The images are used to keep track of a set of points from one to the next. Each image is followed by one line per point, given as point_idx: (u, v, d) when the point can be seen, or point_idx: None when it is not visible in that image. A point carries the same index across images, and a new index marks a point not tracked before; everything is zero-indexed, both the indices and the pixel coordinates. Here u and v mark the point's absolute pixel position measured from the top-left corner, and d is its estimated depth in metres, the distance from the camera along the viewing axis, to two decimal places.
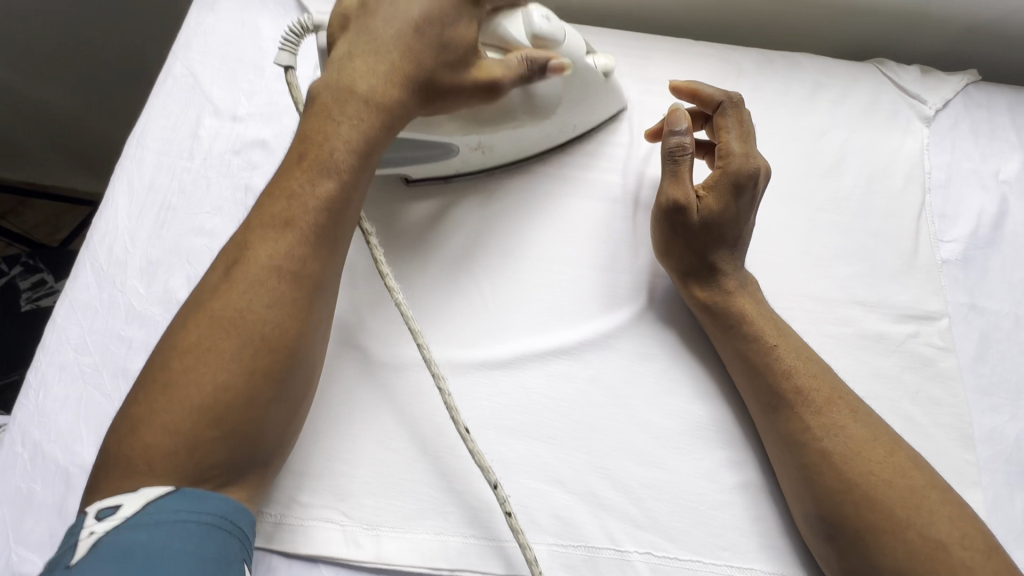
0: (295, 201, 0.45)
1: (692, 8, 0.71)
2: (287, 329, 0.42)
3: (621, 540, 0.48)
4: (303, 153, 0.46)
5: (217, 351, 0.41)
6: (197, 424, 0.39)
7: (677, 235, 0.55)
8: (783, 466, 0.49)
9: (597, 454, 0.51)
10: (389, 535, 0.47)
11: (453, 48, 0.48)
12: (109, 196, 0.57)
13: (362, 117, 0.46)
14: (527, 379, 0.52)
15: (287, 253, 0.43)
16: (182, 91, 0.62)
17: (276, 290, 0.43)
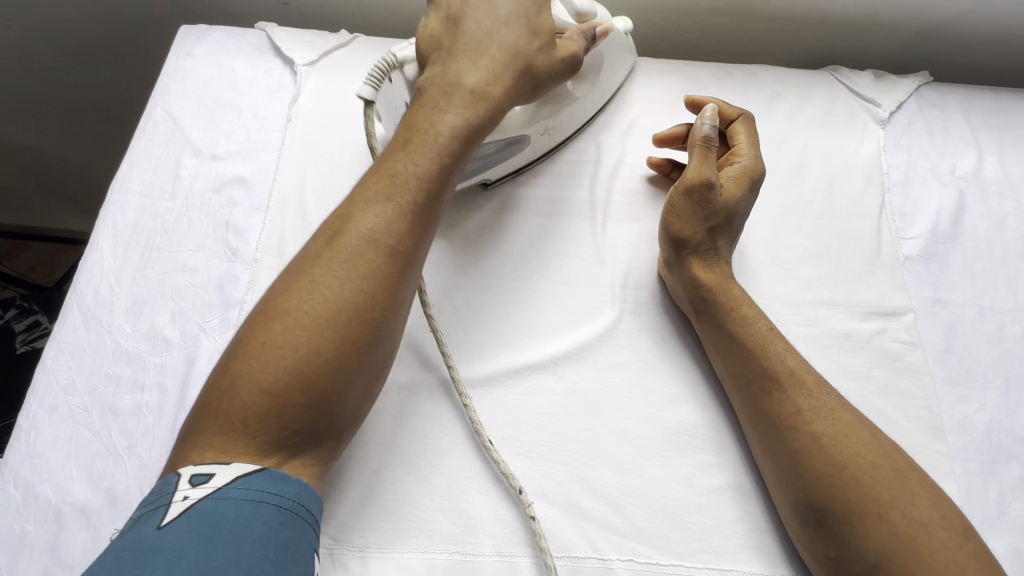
0: (398, 178, 0.48)
1: (651, 26, 0.74)
2: (380, 302, 0.44)
3: (603, 549, 0.49)
4: (409, 135, 0.49)
5: (315, 318, 0.42)
6: (293, 389, 0.40)
7: (695, 212, 0.58)
8: (767, 460, 0.50)
9: (578, 464, 0.52)
10: (376, 555, 0.48)
11: (542, 37, 0.55)
12: (94, 239, 0.59)
13: (465, 105, 0.51)
14: (503, 396, 0.54)
15: (388, 226, 0.46)
16: (162, 135, 0.64)
17: (373, 261, 0.45)
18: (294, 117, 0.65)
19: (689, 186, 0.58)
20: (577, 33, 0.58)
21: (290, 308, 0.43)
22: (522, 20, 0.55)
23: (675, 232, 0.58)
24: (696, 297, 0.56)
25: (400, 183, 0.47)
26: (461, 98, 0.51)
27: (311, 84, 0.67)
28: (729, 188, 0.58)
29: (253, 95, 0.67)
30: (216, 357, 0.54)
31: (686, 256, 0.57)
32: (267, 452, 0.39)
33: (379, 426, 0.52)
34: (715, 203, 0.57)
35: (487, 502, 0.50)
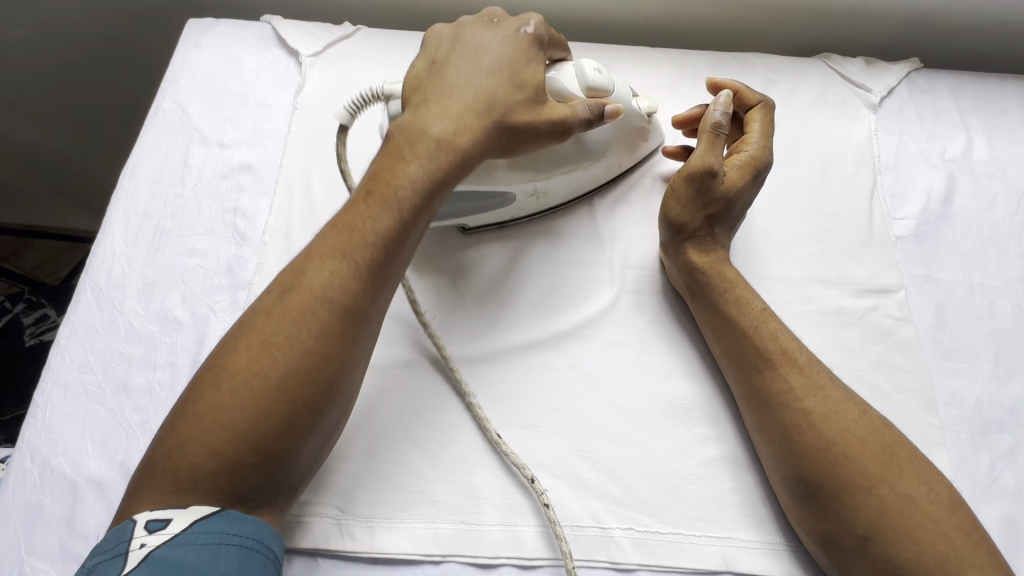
0: (357, 235, 0.47)
1: (647, 16, 0.75)
2: (332, 362, 0.43)
3: (604, 518, 0.50)
4: (371, 189, 0.49)
5: (264, 377, 0.42)
6: (241, 448, 0.40)
7: (697, 198, 0.58)
8: (761, 432, 0.52)
9: (579, 438, 0.53)
10: (382, 525, 0.49)
11: (524, 88, 0.53)
12: (106, 225, 0.61)
13: (429, 158, 0.49)
14: (504, 373, 0.55)
15: (340, 284, 0.45)
16: (172, 123, 0.66)
17: (324, 322, 0.44)
18: (299, 106, 0.66)
19: (692, 172, 0.58)
20: (584, 105, 0.54)
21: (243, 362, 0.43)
22: (508, 74, 0.53)
23: (674, 215, 0.59)
24: (692, 279, 0.57)
25: (356, 239, 0.46)
26: (424, 154, 0.50)
27: (316, 74, 0.69)
28: (733, 177, 0.59)
29: (259, 85, 0.69)
30: None
31: (684, 239, 0.58)
32: (221, 505, 0.40)
33: (384, 403, 0.54)
34: (715, 192, 0.58)
35: (489, 476, 0.51)
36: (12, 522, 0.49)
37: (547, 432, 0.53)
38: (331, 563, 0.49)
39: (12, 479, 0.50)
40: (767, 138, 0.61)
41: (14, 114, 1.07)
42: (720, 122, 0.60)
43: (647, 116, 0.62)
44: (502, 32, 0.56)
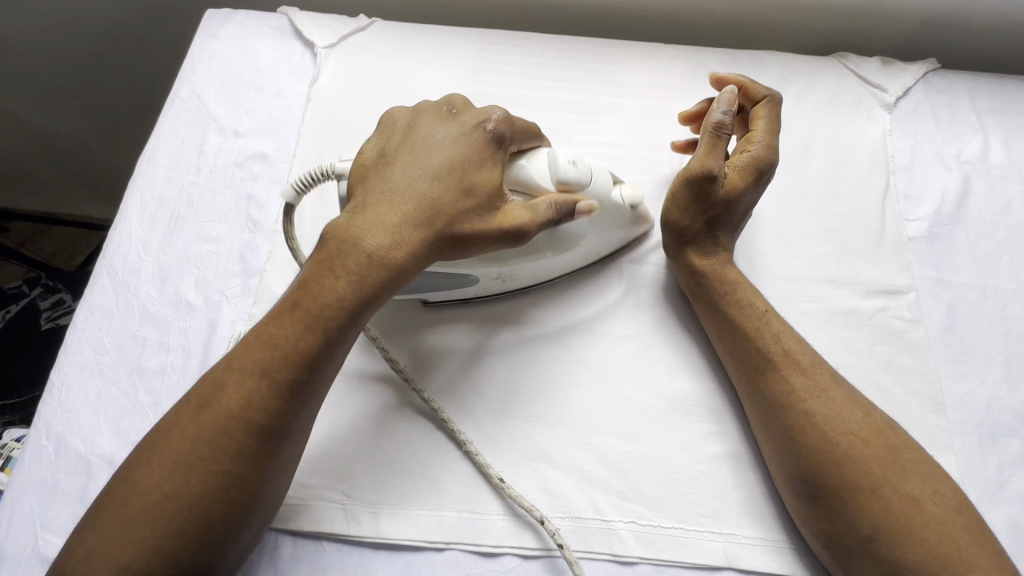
0: (280, 350, 0.43)
1: (662, 12, 0.75)
2: (249, 483, 0.41)
3: (607, 510, 0.51)
4: (298, 301, 0.45)
5: (176, 497, 0.40)
6: (148, 569, 0.38)
7: (699, 205, 0.57)
8: (763, 431, 0.52)
9: (582, 432, 0.53)
10: (387, 512, 0.50)
11: (474, 193, 0.48)
12: (123, 210, 0.62)
13: (359, 271, 0.45)
14: (506, 367, 0.55)
15: (258, 407, 0.42)
16: (188, 112, 0.67)
17: (241, 444, 0.41)
18: (313, 97, 0.67)
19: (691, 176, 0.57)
20: (544, 204, 0.49)
21: (154, 480, 0.40)
22: (460, 179, 0.49)
23: (676, 221, 0.58)
24: (693, 282, 0.57)
25: (279, 358, 0.43)
26: (357, 268, 0.45)
27: (331, 65, 0.69)
28: (734, 179, 0.57)
29: (275, 76, 0.69)
30: (237, 323, 0.56)
31: (685, 246, 0.58)
32: None
33: (388, 394, 0.54)
34: (717, 197, 0.57)
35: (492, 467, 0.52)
36: (27, 497, 0.50)
37: (550, 425, 0.53)
38: (336, 547, 0.49)
39: (28, 456, 0.52)
40: (770, 136, 0.60)
41: (36, 103, 1.09)
42: (723, 120, 0.57)
43: (630, 208, 0.58)
44: (460, 127, 0.51)
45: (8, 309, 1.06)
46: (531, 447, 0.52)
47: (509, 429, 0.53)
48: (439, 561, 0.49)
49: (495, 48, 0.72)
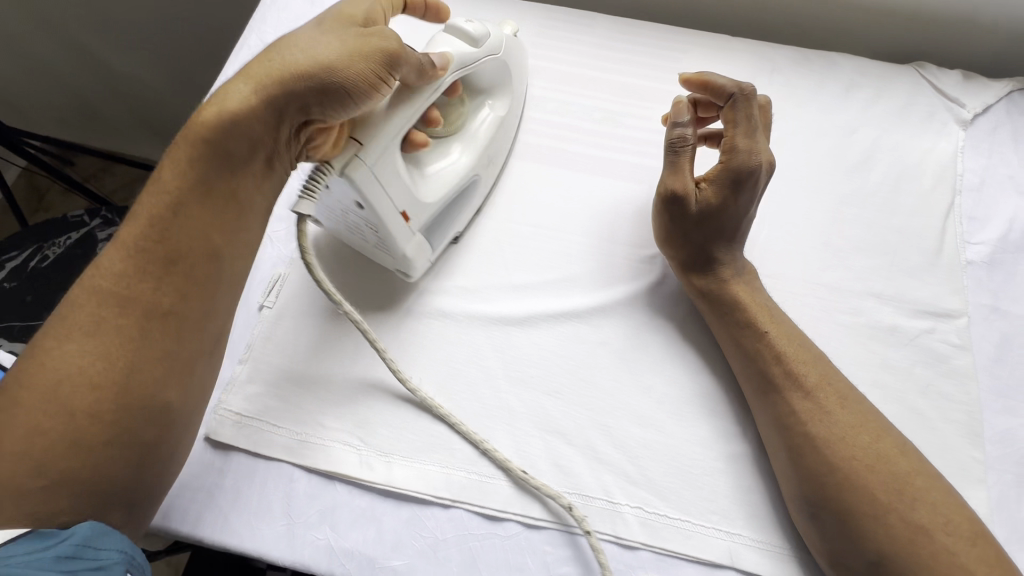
0: (144, 226, 0.47)
1: (733, 5, 0.73)
2: (110, 356, 0.44)
3: (614, 493, 0.51)
4: (160, 177, 0.48)
5: (54, 388, 0.42)
6: (14, 469, 0.39)
7: (677, 228, 0.56)
8: (773, 441, 0.50)
9: (596, 413, 0.53)
10: (399, 462, 0.51)
11: (327, 27, 0.49)
12: None
13: (185, 147, 0.48)
14: (523, 339, 0.56)
15: (111, 279, 0.45)
16: None
17: (100, 317, 0.44)
18: None
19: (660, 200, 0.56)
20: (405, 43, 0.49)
21: (36, 395, 0.42)
22: (326, 27, 0.49)
23: (665, 242, 0.58)
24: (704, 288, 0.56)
25: (147, 233, 0.46)
26: (207, 126, 0.47)
27: None
28: (709, 198, 0.55)
29: None
30: (278, 266, 0.59)
31: (682, 262, 0.57)
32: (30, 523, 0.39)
33: (412, 351, 0.55)
34: (692, 218, 0.55)
35: (503, 433, 0.52)
36: None
37: (564, 403, 0.53)
38: (346, 490, 0.51)
39: None
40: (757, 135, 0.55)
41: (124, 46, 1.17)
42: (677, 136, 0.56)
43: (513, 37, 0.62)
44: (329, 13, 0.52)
45: (69, 236, 1.12)
46: (544, 421, 0.53)
47: (523, 398, 0.54)
48: (443, 517, 0.50)
49: (557, 25, 0.71)
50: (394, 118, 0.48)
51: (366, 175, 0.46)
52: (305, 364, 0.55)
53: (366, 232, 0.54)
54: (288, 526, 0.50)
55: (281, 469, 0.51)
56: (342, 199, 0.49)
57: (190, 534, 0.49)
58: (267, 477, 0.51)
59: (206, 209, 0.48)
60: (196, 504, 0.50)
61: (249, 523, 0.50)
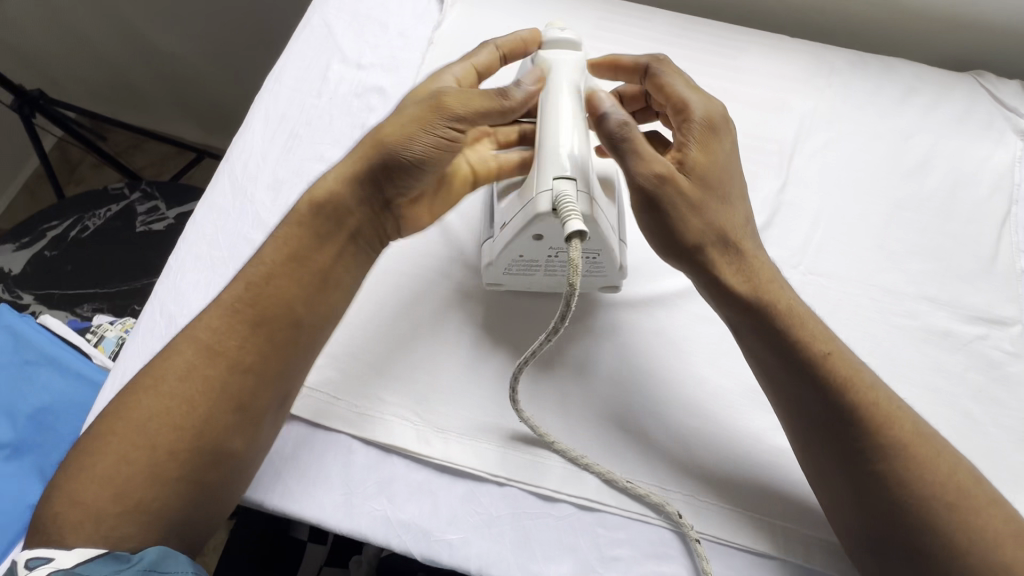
0: (241, 287, 0.51)
1: (791, 6, 0.73)
2: (199, 413, 0.46)
3: (667, 479, 0.51)
4: (256, 252, 0.52)
5: (142, 432, 0.46)
6: (98, 501, 0.44)
7: (685, 218, 0.49)
8: (799, 441, 0.49)
9: (648, 402, 0.54)
10: (456, 440, 0.52)
11: (403, 106, 0.52)
12: (249, 121, 0.66)
13: (287, 227, 0.52)
14: (574, 326, 0.57)
15: (211, 337, 0.49)
16: (318, 39, 0.70)
17: (196, 373, 0.47)
18: (436, 42, 0.69)
19: (651, 194, 0.48)
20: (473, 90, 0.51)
21: (122, 433, 0.45)
22: (411, 109, 0.52)
23: (676, 242, 0.50)
24: (726, 310, 0.51)
25: (243, 299, 0.50)
26: (309, 212, 0.52)
27: (456, 14, 0.71)
28: (693, 166, 0.50)
29: (401, 16, 0.71)
30: None
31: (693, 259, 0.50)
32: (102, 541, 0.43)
33: (471, 333, 0.57)
34: (687, 201, 0.49)
35: (556, 416, 0.53)
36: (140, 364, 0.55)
37: (616, 390, 0.54)
38: (403, 464, 0.52)
39: (143, 327, 0.56)
40: (694, 92, 0.53)
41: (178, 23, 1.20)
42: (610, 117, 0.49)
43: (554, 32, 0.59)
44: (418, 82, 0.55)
45: (110, 208, 1.14)
46: (597, 406, 0.54)
47: (574, 383, 0.55)
48: (497, 494, 0.51)
49: (616, 18, 0.72)
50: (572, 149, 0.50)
51: (586, 203, 0.48)
52: (364, 339, 0.56)
53: (555, 267, 0.55)
54: (346, 495, 0.51)
55: (340, 440, 0.52)
56: (523, 242, 0.52)
57: (252, 497, 0.50)
58: (326, 447, 0.52)
59: (292, 281, 0.50)
60: (257, 470, 0.51)
61: (308, 490, 0.51)
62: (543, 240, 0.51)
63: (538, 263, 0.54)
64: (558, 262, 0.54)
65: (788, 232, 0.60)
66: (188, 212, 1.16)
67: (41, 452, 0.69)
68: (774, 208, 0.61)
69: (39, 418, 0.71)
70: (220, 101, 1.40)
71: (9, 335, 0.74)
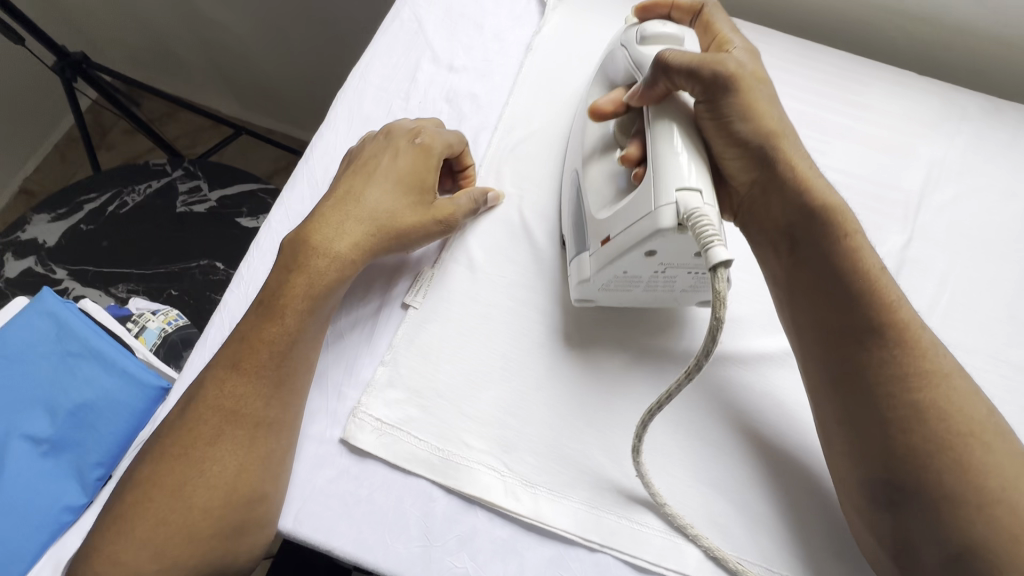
0: (264, 345, 0.47)
1: (917, 39, 0.68)
2: (243, 475, 0.44)
3: (775, 561, 0.47)
4: (266, 302, 0.49)
5: (179, 492, 0.43)
6: (142, 560, 0.41)
7: (754, 106, 0.49)
8: (831, 404, 0.46)
9: (760, 470, 0.49)
10: (547, 496, 0.48)
11: (417, 196, 0.54)
12: (330, 120, 0.62)
13: (304, 273, 0.49)
14: (682, 375, 0.52)
15: (234, 396, 0.45)
16: (407, 34, 0.65)
17: (229, 433, 0.45)
18: (534, 48, 0.65)
19: (729, 79, 0.48)
20: (465, 198, 0.55)
21: (161, 493, 0.43)
22: (394, 186, 0.53)
23: (737, 133, 0.49)
24: (783, 220, 0.49)
25: (264, 351, 0.47)
26: (323, 277, 0.49)
27: (556, 19, 0.66)
28: (757, 71, 0.51)
29: (497, 17, 0.67)
30: (425, 266, 0.56)
31: (758, 157, 0.49)
32: None
33: (565, 376, 0.52)
34: (757, 93, 0.50)
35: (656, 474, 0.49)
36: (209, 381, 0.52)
37: (720, 447, 0.50)
38: (486, 517, 0.48)
39: (213, 341, 0.54)
40: (739, 39, 0.54)
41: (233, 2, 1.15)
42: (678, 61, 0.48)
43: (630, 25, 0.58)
44: (404, 151, 0.55)
45: (150, 184, 1.09)
46: (701, 466, 0.49)
47: (676, 437, 0.50)
48: (588, 560, 0.47)
49: None
50: (687, 160, 0.45)
51: (717, 221, 0.43)
52: (449, 373, 0.51)
53: (658, 283, 0.49)
54: (424, 549, 0.46)
55: (421, 486, 0.48)
56: (630, 259, 0.46)
57: (322, 543, 0.46)
58: (404, 492, 0.48)
59: (311, 328, 0.49)
60: (329, 513, 0.47)
61: (383, 539, 0.46)
62: (654, 257, 0.46)
63: (639, 280, 0.49)
64: (664, 280, 0.49)
65: (914, 293, 0.55)
66: (228, 195, 1.09)
67: (80, 452, 0.65)
68: (898, 265, 0.56)
69: (79, 414, 0.66)
70: (266, 79, 1.34)
71: (52, 321, 0.69)
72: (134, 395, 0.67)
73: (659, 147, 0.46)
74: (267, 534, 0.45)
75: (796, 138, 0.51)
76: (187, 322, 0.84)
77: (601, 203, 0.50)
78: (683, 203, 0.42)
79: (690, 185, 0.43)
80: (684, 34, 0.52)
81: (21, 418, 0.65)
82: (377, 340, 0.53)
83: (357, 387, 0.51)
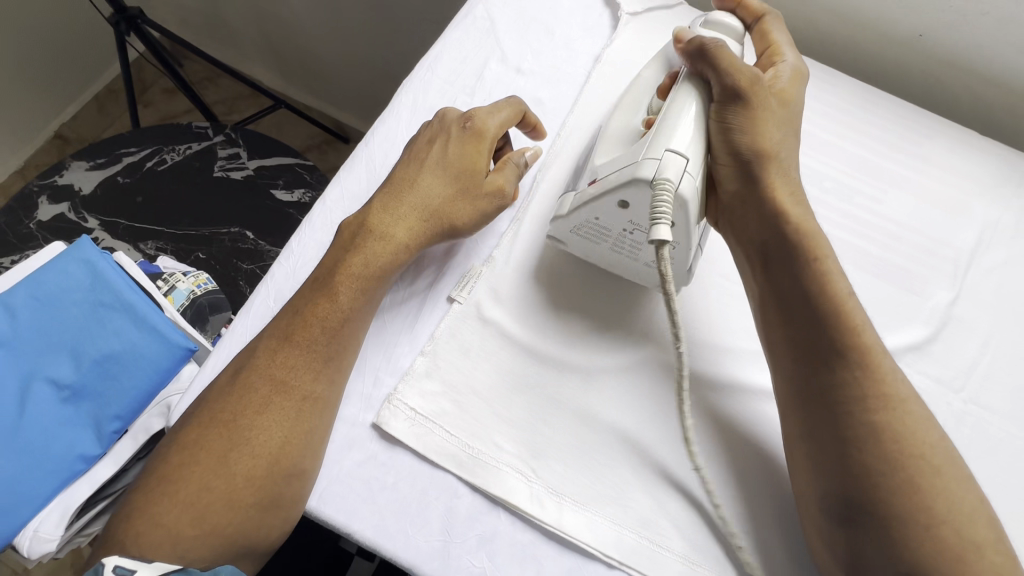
0: (317, 319, 0.48)
1: (981, 101, 0.68)
2: (286, 449, 0.44)
3: None
4: (320, 280, 0.50)
5: (221, 457, 0.44)
6: (176, 523, 0.42)
7: (757, 119, 0.50)
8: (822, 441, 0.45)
9: (766, 479, 0.49)
10: (572, 508, 0.47)
11: (468, 181, 0.53)
12: (395, 105, 0.62)
13: (360, 259, 0.50)
14: (719, 403, 0.51)
15: (287, 366, 0.46)
16: (479, 32, 0.66)
17: (274, 405, 0.45)
18: (603, 59, 0.65)
19: (741, 91, 0.49)
20: (514, 163, 0.55)
21: (202, 458, 0.44)
22: (446, 171, 0.53)
23: (734, 142, 0.50)
24: (761, 237, 0.49)
25: (312, 327, 0.47)
26: (379, 262, 0.50)
27: (627, 34, 0.67)
28: (785, 92, 0.53)
29: (570, 26, 0.68)
30: (474, 260, 0.56)
31: (746, 168, 0.50)
32: (182, 555, 0.41)
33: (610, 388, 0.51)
34: (767, 113, 0.50)
35: (704, 437, 0.50)
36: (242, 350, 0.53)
37: (742, 468, 0.49)
38: (509, 519, 0.47)
39: (254, 312, 0.54)
40: (791, 53, 0.56)
41: None
42: (723, 56, 0.49)
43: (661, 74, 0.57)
44: (452, 137, 0.54)
45: (190, 145, 1.09)
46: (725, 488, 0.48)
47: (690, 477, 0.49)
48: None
49: None
50: (688, 132, 0.48)
51: (691, 187, 0.46)
52: (486, 372, 0.51)
53: (623, 245, 0.51)
54: (443, 544, 0.46)
55: (446, 482, 0.48)
56: (604, 205, 0.48)
57: (343, 524, 0.46)
58: (429, 484, 0.48)
59: (365, 307, 0.50)
60: (352, 496, 0.47)
61: (405, 529, 0.46)
62: (628, 209, 0.48)
63: (608, 232, 0.50)
64: (629, 242, 0.50)
65: (954, 351, 0.55)
66: (267, 166, 1.08)
67: (99, 403, 0.64)
68: (941, 322, 0.56)
69: (104, 365, 0.65)
70: (315, 56, 1.35)
71: (86, 268, 0.68)
72: (160, 352, 0.67)
73: (672, 109, 0.50)
74: (296, 513, 0.45)
75: (788, 166, 0.51)
76: (216, 286, 0.84)
77: (608, 150, 0.52)
78: (666, 160, 0.45)
79: (678, 150, 0.46)
80: (742, 32, 0.54)
81: (46, 362, 0.65)
82: (419, 329, 0.53)
83: (394, 374, 0.51)
